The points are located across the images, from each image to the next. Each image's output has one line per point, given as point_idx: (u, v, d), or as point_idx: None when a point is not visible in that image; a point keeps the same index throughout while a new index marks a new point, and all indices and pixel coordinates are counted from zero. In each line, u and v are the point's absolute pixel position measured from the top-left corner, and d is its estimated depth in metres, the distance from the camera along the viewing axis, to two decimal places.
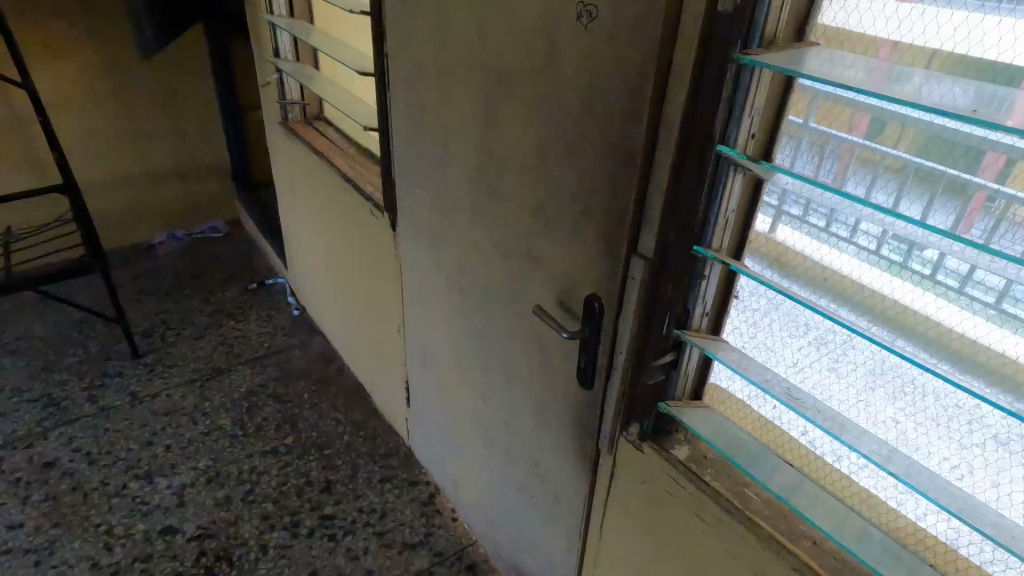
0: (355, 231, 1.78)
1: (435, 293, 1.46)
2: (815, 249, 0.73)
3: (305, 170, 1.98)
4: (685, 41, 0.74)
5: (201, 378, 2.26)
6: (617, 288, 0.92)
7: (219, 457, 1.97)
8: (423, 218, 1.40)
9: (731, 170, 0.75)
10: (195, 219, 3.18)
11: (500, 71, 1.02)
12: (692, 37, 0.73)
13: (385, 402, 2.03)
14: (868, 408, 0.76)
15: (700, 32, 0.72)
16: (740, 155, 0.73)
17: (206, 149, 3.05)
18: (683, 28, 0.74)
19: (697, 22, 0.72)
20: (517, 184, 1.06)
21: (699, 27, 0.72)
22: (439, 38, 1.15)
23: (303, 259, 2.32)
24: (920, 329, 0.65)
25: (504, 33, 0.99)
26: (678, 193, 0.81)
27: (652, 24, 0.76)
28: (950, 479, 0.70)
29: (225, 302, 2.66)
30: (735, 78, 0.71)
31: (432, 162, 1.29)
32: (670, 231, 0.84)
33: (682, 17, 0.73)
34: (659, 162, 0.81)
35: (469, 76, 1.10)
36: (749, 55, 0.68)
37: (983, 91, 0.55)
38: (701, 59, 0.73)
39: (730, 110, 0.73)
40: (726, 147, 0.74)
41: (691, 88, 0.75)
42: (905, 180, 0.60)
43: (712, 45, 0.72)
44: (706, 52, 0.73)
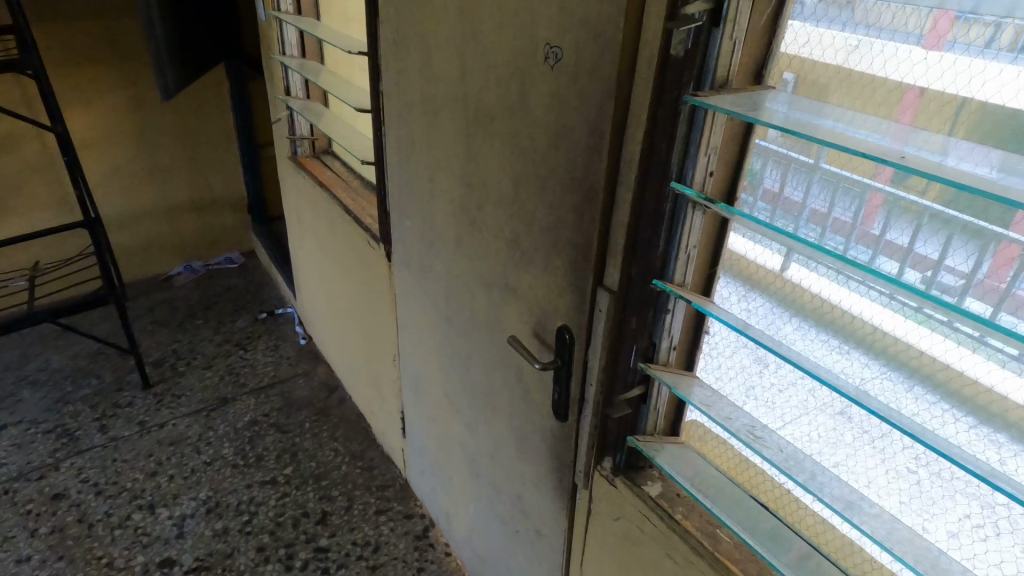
0: (355, 263, 1.82)
1: (426, 324, 1.48)
2: (831, 290, 0.70)
3: (311, 203, 2.04)
4: (641, 80, 0.76)
5: (207, 408, 2.30)
6: (585, 321, 0.93)
7: (219, 488, 1.99)
8: (413, 249, 1.42)
9: (686, 205, 0.77)
10: (211, 251, 3.27)
11: (478, 109, 1.05)
12: (647, 77, 0.75)
13: (382, 432, 2.03)
14: (883, 456, 0.73)
15: (654, 73, 0.74)
16: (695, 194, 0.75)
17: (223, 183, 3.15)
18: (639, 69, 0.76)
19: (651, 63, 0.74)
20: (496, 217, 1.08)
21: (653, 68, 0.74)
22: (425, 78, 1.19)
23: (310, 290, 2.36)
24: (940, 378, 0.62)
25: (479, 71, 1.02)
26: (640, 228, 0.82)
27: (611, 63, 0.78)
28: (974, 540, 0.65)
29: (234, 332, 2.71)
30: (687, 117, 0.73)
31: (421, 197, 1.32)
32: (634, 266, 0.84)
33: (638, 57, 0.76)
34: (621, 196, 0.82)
35: (451, 115, 1.14)
36: (698, 97, 0.70)
37: (1008, 163, 0.53)
38: (657, 99, 0.75)
39: (685, 146, 0.74)
40: (680, 185, 0.76)
41: (648, 125, 0.77)
42: (921, 221, 0.59)
43: (665, 85, 0.74)
44: (661, 92, 0.75)
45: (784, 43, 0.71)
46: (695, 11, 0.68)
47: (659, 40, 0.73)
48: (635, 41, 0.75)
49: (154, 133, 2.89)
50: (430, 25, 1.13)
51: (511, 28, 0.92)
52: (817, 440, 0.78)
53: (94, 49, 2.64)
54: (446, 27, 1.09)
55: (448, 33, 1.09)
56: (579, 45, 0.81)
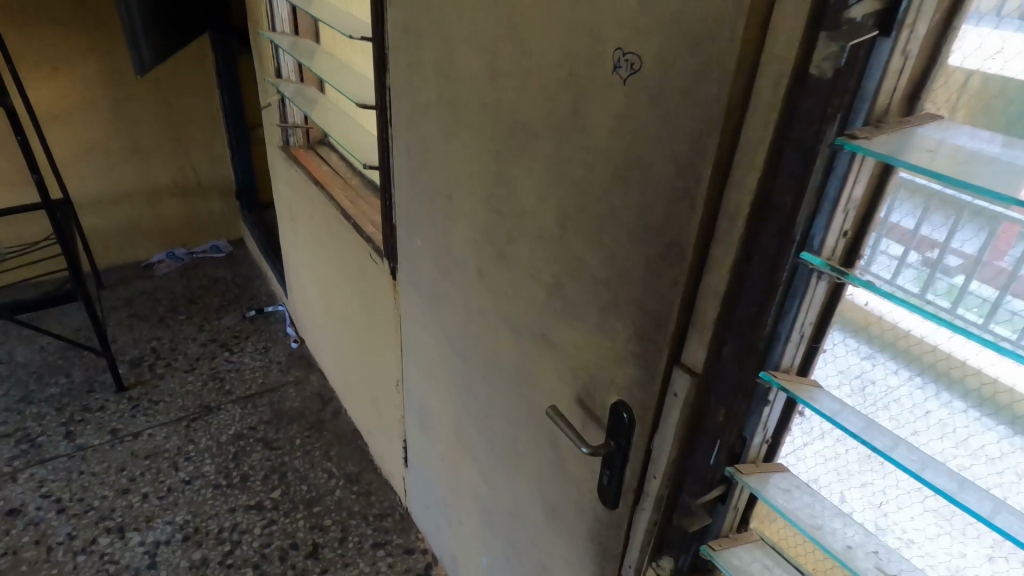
0: (354, 273, 1.61)
1: (437, 357, 1.28)
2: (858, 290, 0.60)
3: (305, 202, 1.81)
4: (759, 109, 0.54)
5: (188, 417, 2.10)
6: (653, 402, 0.73)
7: (198, 512, 1.80)
8: (423, 272, 1.22)
9: (811, 278, 0.58)
10: (196, 238, 3.05)
11: (509, 123, 0.83)
12: (767, 107, 0.54)
13: (381, 455, 1.85)
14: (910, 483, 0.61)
15: (780, 102, 0.53)
16: (830, 269, 0.55)
17: (209, 166, 2.91)
18: (759, 93, 0.54)
19: (778, 87, 0.52)
20: (530, 258, 0.86)
21: (779, 95, 0.53)
22: (442, 77, 0.96)
23: (302, 291, 2.15)
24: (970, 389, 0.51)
25: (513, 75, 0.80)
26: (738, 302, 0.62)
27: (712, 83, 0.55)
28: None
29: (220, 331, 2.50)
30: (823, 165, 0.52)
31: (435, 217, 1.11)
32: (728, 344, 0.65)
33: (757, 76, 0.53)
34: (715, 259, 0.62)
35: (472, 125, 0.91)
36: (856, 141, 0.49)
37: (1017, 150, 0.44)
38: (782, 137, 0.54)
39: (814, 203, 0.54)
40: (818, 262, 0.56)
41: (764, 171, 0.56)
42: (958, 214, 0.48)
43: (799, 117, 0.52)
44: (789, 126, 0.53)
45: (962, 59, 0.48)
46: (864, 15, 0.46)
47: (794, 56, 0.51)
48: (754, 53, 0.53)
49: (130, 109, 2.64)
50: (450, 11, 0.90)
51: (563, 22, 0.70)
52: (835, 478, 0.67)
53: (60, 11, 2.37)
54: (471, 14, 0.85)
55: (473, 22, 0.85)
56: (663, 53, 0.59)
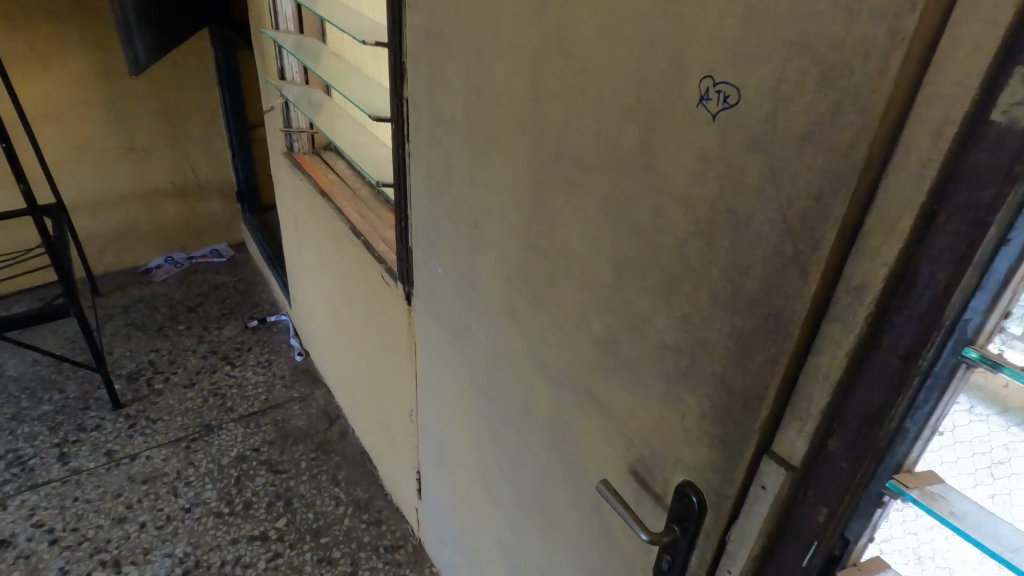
0: (364, 293, 1.49)
1: (459, 395, 1.16)
2: None
3: (310, 213, 1.69)
4: (909, 159, 0.41)
5: (188, 438, 1.98)
6: (735, 492, 0.61)
7: (198, 544, 1.67)
8: (445, 303, 1.10)
9: (958, 372, 0.46)
10: (196, 241, 2.93)
11: (556, 152, 0.70)
12: (921, 160, 0.41)
13: (393, 482, 1.73)
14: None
15: (942, 155, 0.40)
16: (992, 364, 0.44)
17: (210, 166, 2.79)
18: (911, 142, 0.41)
19: (942, 135, 0.39)
20: (577, 307, 0.74)
21: (943, 147, 0.40)
22: (472, 93, 0.83)
23: (308, 304, 2.03)
24: None
25: (561, 98, 0.67)
26: (855, 390, 0.50)
27: (850, 129, 0.43)
28: None
29: (221, 342, 2.39)
30: (996, 240, 0.40)
31: (461, 248, 0.99)
32: (834, 439, 0.53)
33: (910, 120, 0.41)
34: (831, 337, 0.50)
35: (507, 151, 0.79)
36: None
37: None
38: (940, 198, 0.41)
39: (977, 284, 0.42)
40: (984, 358, 0.44)
41: (909, 238, 0.43)
42: None
43: (970, 176, 0.39)
44: (953, 187, 0.40)
45: None
46: None
47: (968, 96, 0.38)
48: (908, 90, 0.40)
49: (125, 107, 2.51)
50: (483, 18, 0.77)
51: (630, 40, 0.57)
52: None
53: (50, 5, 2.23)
54: (509, 24, 0.73)
55: (512, 33, 0.73)
56: (776, 85, 0.47)
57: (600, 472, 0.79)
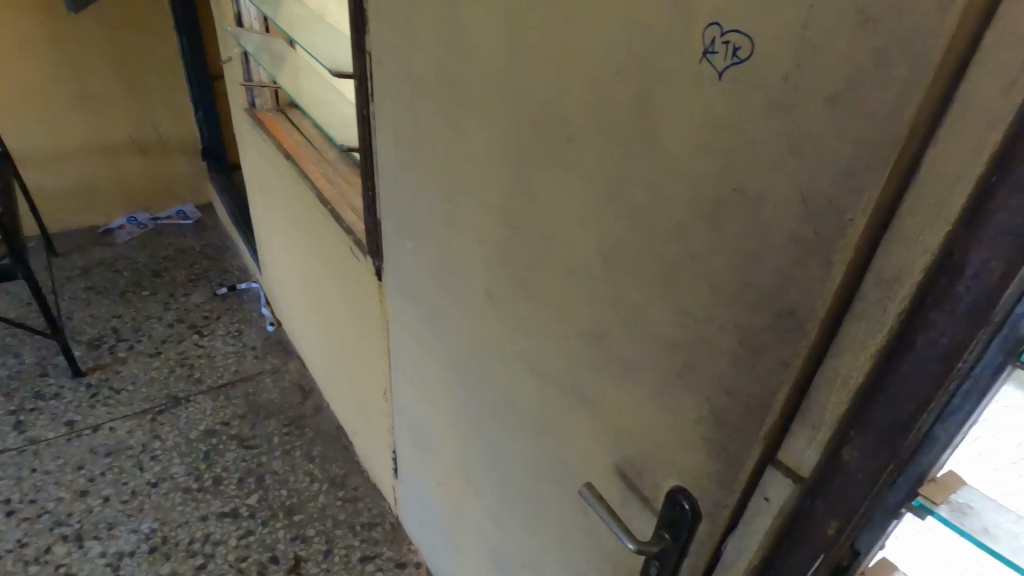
0: (334, 263, 1.40)
1: (435, 375, 1.09)
2: None
3: (275, 175, 1.58)
4: (963, 125, 0.33)
5: (153, 410, 1.90)
6: (733, 502, 0.55)
7: (165, 520, 1.60)
8: (418, 277, 1.01)
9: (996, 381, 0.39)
10: (161, 202, 2.79)
11: (534, 114, 0.61)
12: (981, 123, 0.32)
13: (370, 458, 1.67)
14: None
15: (1010, 116, 0.31)
16: None
17: (171, 123, 2.64)
18: (969, 99, 0.32)
19: (1011, 92, 0.31)
20: (562, 296, 0.68)
21: (1010, 106, 0.31)
22: (439, 43, 0.73)
23: (278, 273, 1.93)
24: None
25: (540, 49, 0.58)
26: (878, 399, 0.43)
27: (892, 88, 0.34)
28: None
29: (188, 310, 2.28)
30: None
31: (432, 219, 0.90)
32: (850, 447, 0.46)
33: (968, 71, 0.32)
34: (851, 340, 0.42)
35: (480, 111, 0.69)
36: None
37: None
38: (1001, 170, 0.33)
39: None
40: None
41: (956, 222, 0.35)
42: None
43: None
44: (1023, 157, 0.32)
45: None
46: None
47: None
48: (971, 35, 0.31)
49: (74, 56, 2.34)
50: None
51: None
52: None
53: None
54: None
55: None
56: (800, 36, 0.37)
57: (586, 468, 0.74)
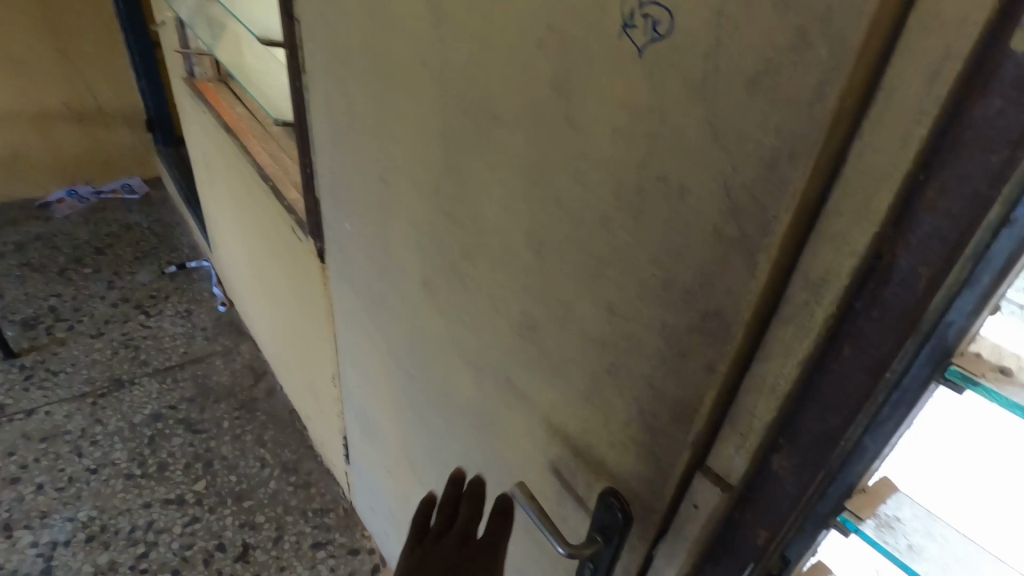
0: (278, 243, 1.34)
1: (377, 363, 1.05)
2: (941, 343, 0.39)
3: (216, 150, 1.50)
4: (888, 119, 0.30)
5: (95, 394, 1.82)
6: (665, 508, 0.52)
7: (106, 508, 1.54)
8: (356, 262, 0.96)
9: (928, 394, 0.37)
10: (104, 175, 2.67)
11: (458, 93, 0.56)
12: (906, 117, 0.29)
13: (322, 442, 1.63)
14: None
15: (935, 109, 0.28)
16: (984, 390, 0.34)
17: (111, 91, 2.51)
18: (894, 91, 0.29)
19: (936, 81, 0.28)
20: (493, 287, 0.63)
21: (936, 98, 0.28)
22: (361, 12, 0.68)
23: (227, 252, 1.85)
24: None
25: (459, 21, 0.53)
26: (807, 407, 0.41)
27: (816, 72, 0.31)
28: None
29: (133, 289, 2.19)
30: (995, 225, 0.30)
31: (367, 201, 0.85)
32: (780, 456, 0.44)
33: (893, 58, 0.29)
34: (778, 343, 0.40)
35: (405, 87, 0.64)
36: None
37: None
38: (928, 168, 0.30)
39: (965, 282, 0.32)
40: (968, 382, 0.34)
41: (883, 223, 0.32)
42: None
43: (976, 139, 0.28)
44: (952, 154, 0.29)
45: None
46: None
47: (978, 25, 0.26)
48: (895, 16, 0.28)
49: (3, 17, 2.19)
50: None
51: None
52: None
53: None
54: None
55: None
56: (720, 7, 0.34)
57: (524, 464, 0.71)
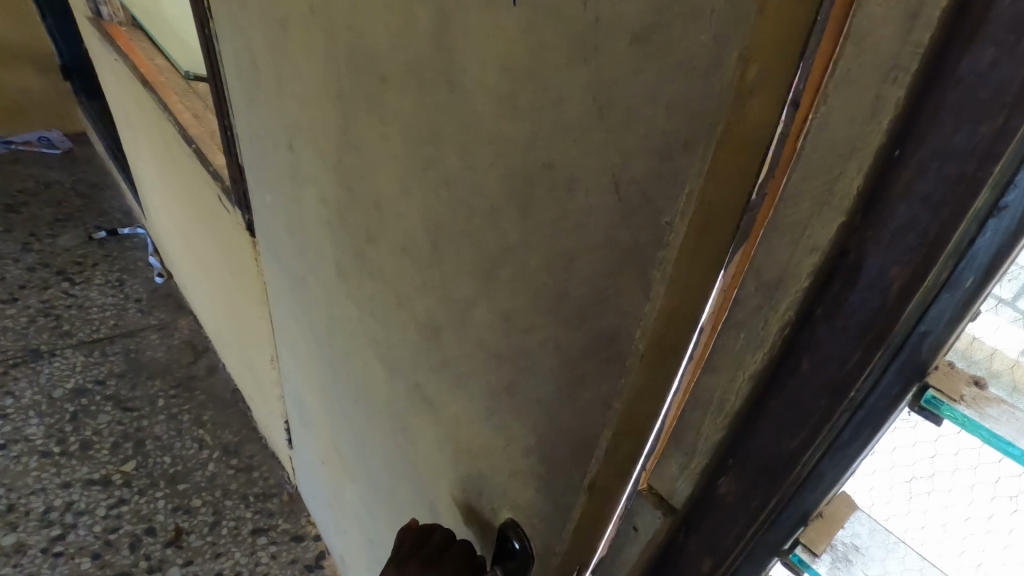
0: (208, 213, 1.22)
1: (307, 347, 0.96)
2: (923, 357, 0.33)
3: (137, 108, 1.36)
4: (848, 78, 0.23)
5: (7, 363, 1.68)
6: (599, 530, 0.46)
7: (13, 487, 1.43)
8: (279, 237, 0.87)
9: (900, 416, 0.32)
10: (19, 127, 2.50)
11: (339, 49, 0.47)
12: (877, 72, 0.22)
13: (265, 425, 1.54)
14: None
15: (915, 62, 0.22)
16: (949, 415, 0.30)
17: (18, 31, 2.32)
18: (861, 40, 0.22)
19: (915, 27, 0.21)
20: (397, 280, 0.56)
21: (917, 49, 0.21)
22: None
23: (159, 221, 1.72)
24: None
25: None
26: (756, 428, 0.35)
27: (713, 31, 0.24)
28: None
29: (56, 255, 2.04)
30: (982, 216, 0.24)
31: (278, 171, 0.76)
32: (726, 479, 0.38)
33: None
34: (721, 355, 0.33)
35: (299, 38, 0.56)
36: None
37: None
38: (904, 142, 0.24)
39: (944, 285, 0.26)
40: (944, 408, 0.30)
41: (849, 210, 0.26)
42: None
43: (960, 100, 0.22)
44: (928, 121, 0.23)
45: None
46: None
47: None
48: None
49: None
50: None
51: None
52: None
53: None
54: None
55: None
56: None
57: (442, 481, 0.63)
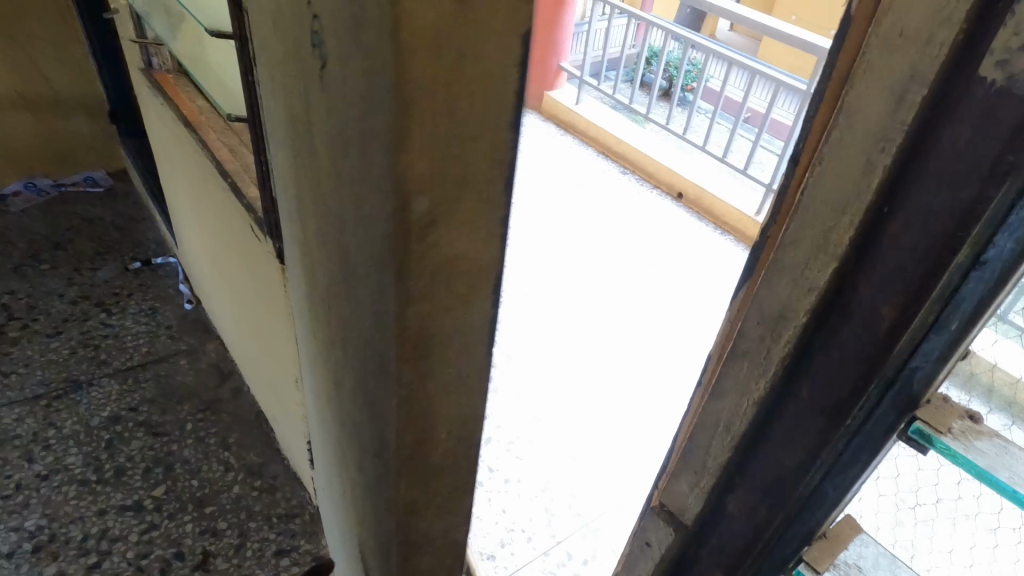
0: (241, 245, 1.27)
1: (316, 379, 1.00)
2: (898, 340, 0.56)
3: (176, 144, 1.43)
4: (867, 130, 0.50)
5: (49, 395, 1.75)
6: (700, 422, 0.73)
7: (54, 516, 1.49)
8: (298, 266, 0.91)
9: None
10: (65, 167, 2.59)
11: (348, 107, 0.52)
12: None
13: (288, 447, 1.58)
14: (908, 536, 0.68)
15: None
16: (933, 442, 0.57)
17: (65, 76, 2.43)
18: None
19: None
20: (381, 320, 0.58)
21: None
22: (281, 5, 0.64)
23: (192, 250, 1.78)
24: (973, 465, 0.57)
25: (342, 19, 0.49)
26: None
27: None
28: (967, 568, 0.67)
29: (93, 286, 2.12)
30: (964, 273, 0.50)
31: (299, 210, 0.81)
32: None
33: None
34: (772, 290, 0.61)
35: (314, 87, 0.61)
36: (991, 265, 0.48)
37: None
38: None
39: (930, 325, 0.53)
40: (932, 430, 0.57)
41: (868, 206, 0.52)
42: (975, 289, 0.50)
43: None
44: None
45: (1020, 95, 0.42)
46: None
47: None
48: None
49: None
50: None
51: None
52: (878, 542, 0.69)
53: None
54: None
55: None
56: None
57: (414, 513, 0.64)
